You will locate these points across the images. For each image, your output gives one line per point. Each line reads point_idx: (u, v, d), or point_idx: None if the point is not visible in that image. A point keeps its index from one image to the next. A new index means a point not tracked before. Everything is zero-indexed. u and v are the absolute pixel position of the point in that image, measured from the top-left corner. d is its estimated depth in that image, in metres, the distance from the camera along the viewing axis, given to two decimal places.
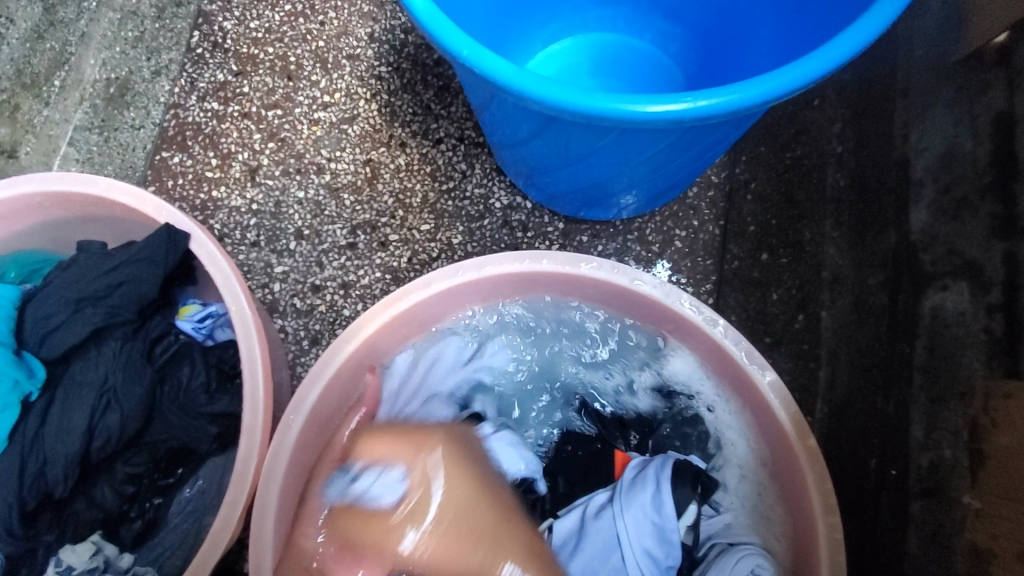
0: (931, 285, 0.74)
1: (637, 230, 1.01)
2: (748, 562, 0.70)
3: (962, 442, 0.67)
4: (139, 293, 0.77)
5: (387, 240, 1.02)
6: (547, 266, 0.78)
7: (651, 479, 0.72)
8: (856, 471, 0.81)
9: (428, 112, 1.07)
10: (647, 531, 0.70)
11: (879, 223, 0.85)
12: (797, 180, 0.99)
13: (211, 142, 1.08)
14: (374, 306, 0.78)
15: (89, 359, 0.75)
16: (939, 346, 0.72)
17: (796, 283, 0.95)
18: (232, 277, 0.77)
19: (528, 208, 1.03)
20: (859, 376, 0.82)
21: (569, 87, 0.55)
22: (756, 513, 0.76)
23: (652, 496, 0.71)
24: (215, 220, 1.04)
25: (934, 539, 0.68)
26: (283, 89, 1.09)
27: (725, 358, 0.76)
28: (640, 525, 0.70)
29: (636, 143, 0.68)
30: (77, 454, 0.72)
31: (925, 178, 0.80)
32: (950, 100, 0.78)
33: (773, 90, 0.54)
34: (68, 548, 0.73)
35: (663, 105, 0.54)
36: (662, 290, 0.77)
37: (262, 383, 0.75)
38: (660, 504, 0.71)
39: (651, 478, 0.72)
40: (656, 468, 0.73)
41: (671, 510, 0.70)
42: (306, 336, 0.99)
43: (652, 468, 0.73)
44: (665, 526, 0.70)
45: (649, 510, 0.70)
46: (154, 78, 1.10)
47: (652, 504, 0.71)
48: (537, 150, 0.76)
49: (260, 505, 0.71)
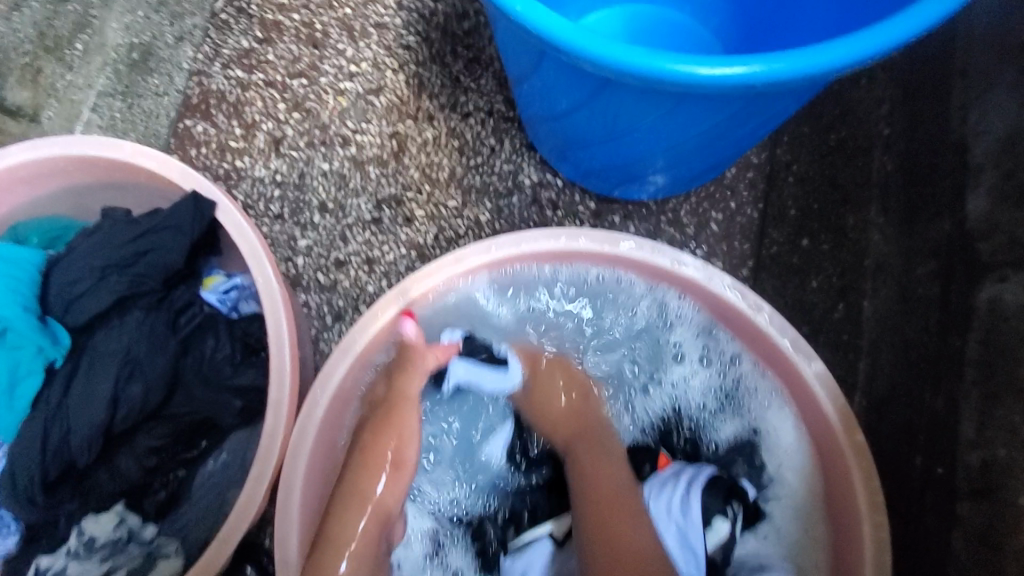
0: (989, 276, 0.70)
1: (671, 212, 0.97)
2: None
3: (1019, 441, 0.63)
4: (165, 262, 0.76)
5: (413, 216, 1.00)
6: (584, 245, 0.75)
7: (682, 483, 0.72)
8: (895, 467, 0.78)
9: (457, 84, 1.03)
10: (670, 532, 0.69)
11: (932, 210, 0.81)
12: (843, 162, 0.95)
13: (235, 111, 1.05)
14: (402, 283, 0.75)
15: (113, 329, 0.73)
16: (995, 339, 0.68)
17: (836, 270, 0.92)
18: (259, 248, 0.75)
19: (559, 186, 0.99)
20: (903, 369, 0.79)
21: (628, 47, 0.51)
22: (794, 541, 0.73)
23: (680, 497, 0.71)
24: (239, 191, 1.02)
25: (982, 540, 0.65)
26: (309, 57, 1.06)
27: (770, 347, 0.73)
28: (663, 527, 0.70)
29: (689, 116, 0.64)
30: (101, 424, 0.70)
31: (985, 162, 0.75)
32: (1011, 83, 0.74)
33: (846, 58, 0.51)
34: (91, 518, 0.74)
35: (729, 69, 0.50)
36: (705, 273, 0.74)
37: (289, 358, 0.73)
38: (688, 506, 0.70)
39: (683, 478, 0.72)
40: (689, 475, 0.73)
41: (696, 514, 0.69)
42: (329, 311, 0.98)
43: (687, 472, 0.74)
44: (688, 528, 0.69)
45: (674, 511, 0.70)
46: (177, 44, 1.08)
47: (680, 506, 0.70)
48: (580, 122, 0.72)
49: (286, 481, 0.70)
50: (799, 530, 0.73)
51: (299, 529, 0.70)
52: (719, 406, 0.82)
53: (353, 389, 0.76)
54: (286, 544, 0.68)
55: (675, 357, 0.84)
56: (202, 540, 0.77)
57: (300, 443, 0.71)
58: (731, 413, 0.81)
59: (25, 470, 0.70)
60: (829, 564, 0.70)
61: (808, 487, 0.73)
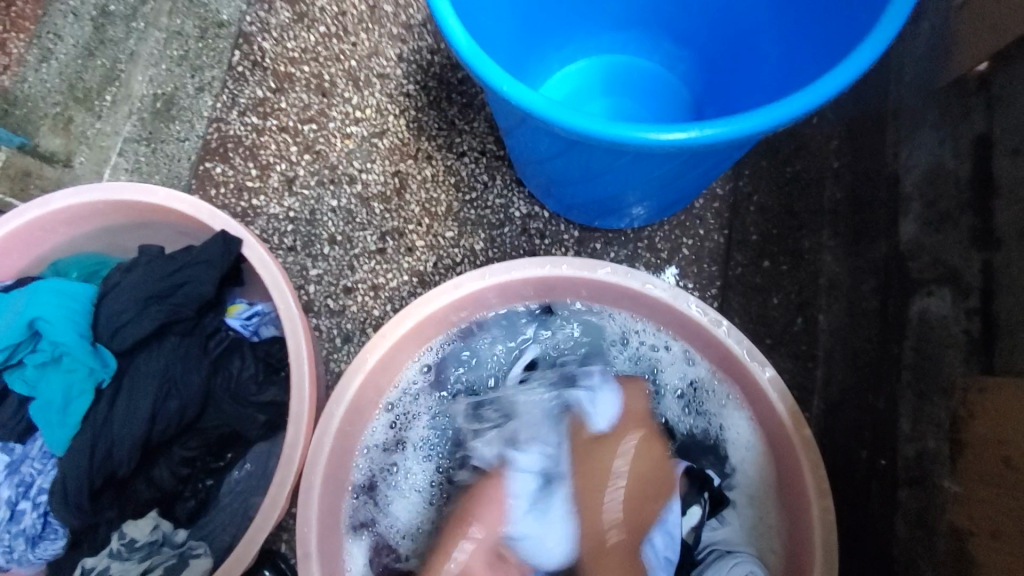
0: (918, 291, 0.81)
1: (647, 239, 1.08)
2: (744, 566, 0.76)
3: (944, 433, 0.73)
4: (199, 293, 0.85)
5: (414, 246, 1.10)
6: (566, 271, 0.86)
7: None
8: (847, 461, 0.88)
9: (453, 127, 1.15)
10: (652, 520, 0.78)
11: (872, 234, 0.93)
12: (797, 193, 1.05)
13: (251, 154, 1.16)
14: (407, 307, 0.85)
15: (151, 352, 0.83)
16: (925, 347, 0.79)
17: (795, 288, 1.02)
18: (280, 279, 0.85)
19: (545, 217, 1.10)
20: (853, 375, 0.89)
21: (592, 116, 0.62)
22: (753, 528, 0.83)
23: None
24: (255, 226, 1.13)
25: (918, 522, 0.75)
26: (318, 105, 1.18)
27: (730, 357, 0.83)
28: None
29: (649, 164, 0.75)
30: (143, 438, 0.79)
31: (913, 193, 0.86)
32: (936, 123, 0.85)
33: (769, 122, 0.62)
34: (129, 523, 0.82)
35: (674, 134, 0.61)
36: (670, 294, 0.85)
37: (308, 376, 0.82)
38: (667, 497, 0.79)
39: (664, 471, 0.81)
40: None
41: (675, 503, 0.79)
42: (338, 334, 1.07)
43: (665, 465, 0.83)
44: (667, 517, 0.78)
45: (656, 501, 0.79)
46: (198, 94, 1.19)
47: None
48: (560, 167, 0.83)
49: (307, 483, 0.79)
50: (757, 517, 0.83)
51: (318, 527, 0.79)
52: (685, 410, 0.90)
53: (364, 402, 0.86)
54: (307, 540, 0.77)
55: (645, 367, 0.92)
56: (229, 543, 0.85)
57: (318, 450, 0.80)
58: (696, 416, 0.90)
59: (74, 481, 0.78)
60: (783, 546, 0.80)
61: (764, 476, 0.83)
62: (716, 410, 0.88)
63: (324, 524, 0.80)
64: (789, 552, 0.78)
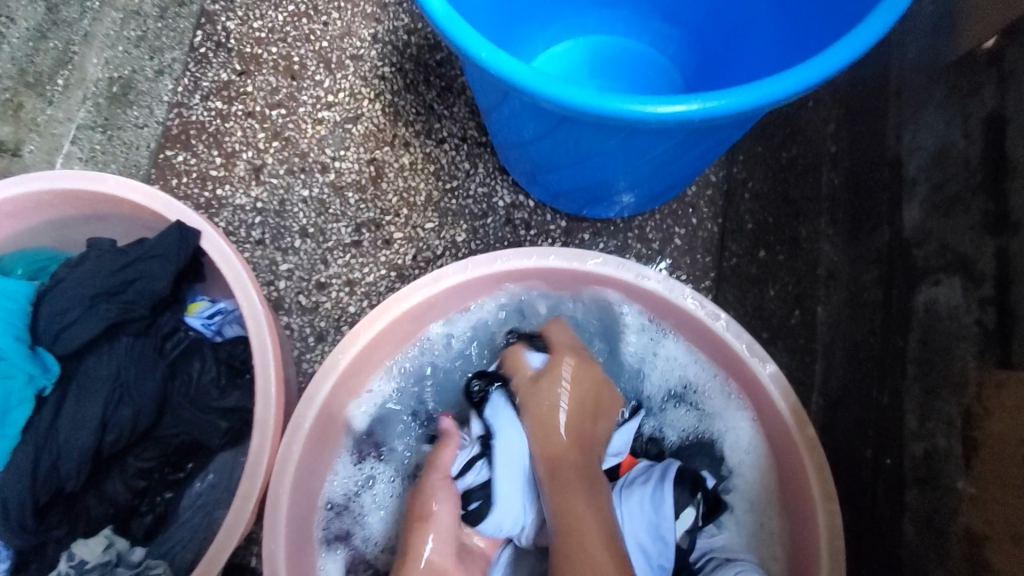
0: (924, 280, 0.77)
1: (637, 228, 1.03)
2: None
3: (956, 431, 0.69)
4: (152, 290, 0.78)
5: (392, 238, 1.04)
6: (554, 262, 0.80)
7: (653, 476, 0.75)
8: (850, 460, 0.84)
9: (431, 112, 1.08)
10: (642, 526, 0.73)
11: (874, 221, 0.88)
12: (794, 178, 1.02)
13: (215, 141, 1.09)
14: (382, 303, 0.79)
15: (101, 355, 0.76)
16: (933, 339, 0.74)
17: (791, 279, 0.98)
18: (243, 274, 0.78)
19: (530, 207, 1.05)
20: (854, 369, 0.85)
21: (581, 87, 0.57)
22: (752, 532, 0.78)
23: (651, 492, 0.74)
24: (220, 218, 1.05)
25: (928, 525, 0.70)
26: (287, 88, 1.10)
27: (726, 350, 0.79)
28: (636, 520, 0.73)
29: (644, 144, 0.69)
30: (91, 449, 0.73)
31: (918, 177, 0.82)
32: (942, 102, 0.81)
33: (774, 94, 0.56)
34: (79, 543, 0.74)
35: (673, 106, 0.56)
36: (665, 285, 0.79)
37: (274, 381, 0.75)
38: (659, 501, 0.73)
39: (655, 474, 0.75)
40: (660, 470, 0.76)
41: (667, 509, 0.72)
42: (311, 332, 1.01)
43: (659, 466, 0.77)
44: (659, 522, 0.72)
45: (646, 506, 0.73)
46: (157, 77, 1.12)
47: (652, 502, 0.73)
48: (544, 150, 0.77)
49: (273, 496, 0.73)
50: (757, 522, 0.78)
51: (286, 543, 0.72)
52: (682, 410, 0.85)
53: (337, 407, 0.80)
54: (275, 560, 0.71)
55: (637, 364, 0.87)
56: (191, 561, 0.79)
57: (286, 461, 0.74)
58: (694, 416, 0.84)
59: (15, 497, 0.71)
60: (785, 552, 0.76)
61: (765, 478, 0.79)
62: (714, 408, 0.83)
63: (293, 542, 0.74)
64: (794, 560, 0.74)
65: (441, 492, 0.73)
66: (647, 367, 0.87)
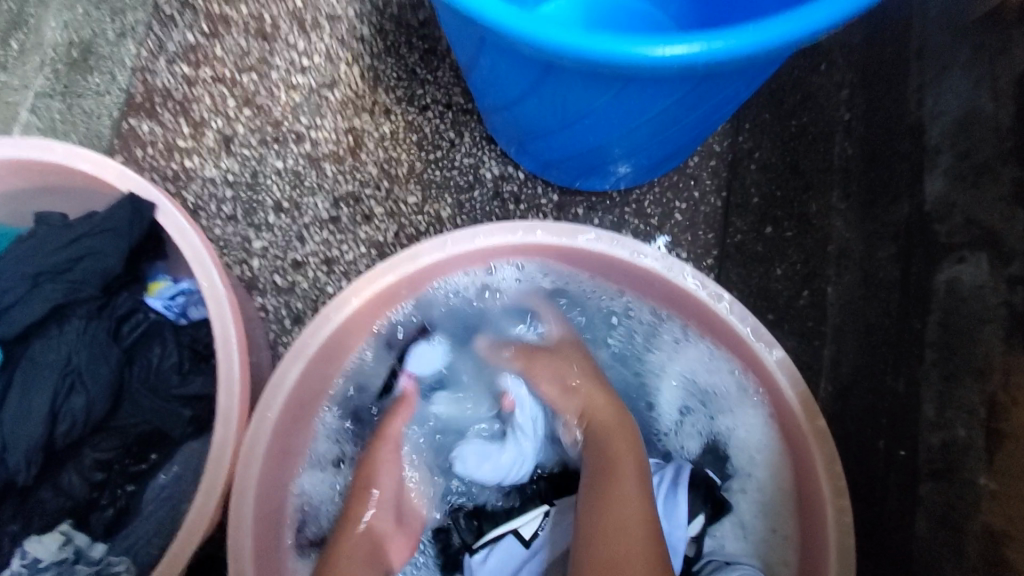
0: (946, 257, 0.70)
1: (635, 203, 0.96)
2: None
3: (978, 422, 0.63)
4: (103, 269, 0.72)
5: (372, 213, 0.97)
6: (541, 237, 0.74)
7: (667, 479, 0.71)
8: (859, 451, 0.78)
9: (414, 76, 1.01)
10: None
11: (891, 193, 0.81)
12: (803, 149, 0.94)
13: (182, 109, 1.01)
14: (357, 281, 0.73)
15: (50, 339, 0.70)
16: (954, 321, 0.68)
17: (800, 258, 0.91)
18: (203, 251, 0.72)
19: (520, 179, 0.98)
20: (866, 353, 0.79)
21: (568, 27, 0.49)
22: (756, 533, 0.73)
23: (665, 497, 0.69)
24: (189, 192, 0.98)
25: (944, 522, 0.65)
26: (259, 51, 1.02)
27: (730, 334, 0.72)
28: None
29: (638, 102, 0.61)
30: (41, 441, 0.67)
31: (940, 145, 0.75)
32: (966, 62, 0.73)
33: (789, 35, 0.49)
34: (33, 540, 0.70)
35: (673, 48, 0.49)
36: (663, 263, 0.73)
37: (237, 367, 0.69)
38: (673, 507, 0.68)
39: (667, 479, 0.71)
40: (673, 471, 0.72)
41: (681, 517, 0.68)
42: (287, 314, 0.94)
43: (670, 469, 0.72)
44: (670, 530, 0.68)
45: (658, 512, 0.68)
46: (120, 40, 1.03)
47: (663, 509, 0.68)
48: (529, 112, 0.69)
49: (239, 489, 0.67)
50: (763, 523, 0.73)
51: (253, 543, 0.66)
52: (687, 405, 0.80)
53: (307, 393, 0.74)
54: (240, 561, 0.65)
55: (640, 354, 0.82)
56: None
57: (252, 453, 0.68)
58: (701, 411, 0.79)
59: None
60: (798, 557, 0.69)
61: (772, 473, 0.73)
62: (722, 402, 0.77)
63: (261, 539, 0.68)
64: (804, 564, 0.68)
65: (385, 466, 0.73)
66: (651, 358, 0.82)
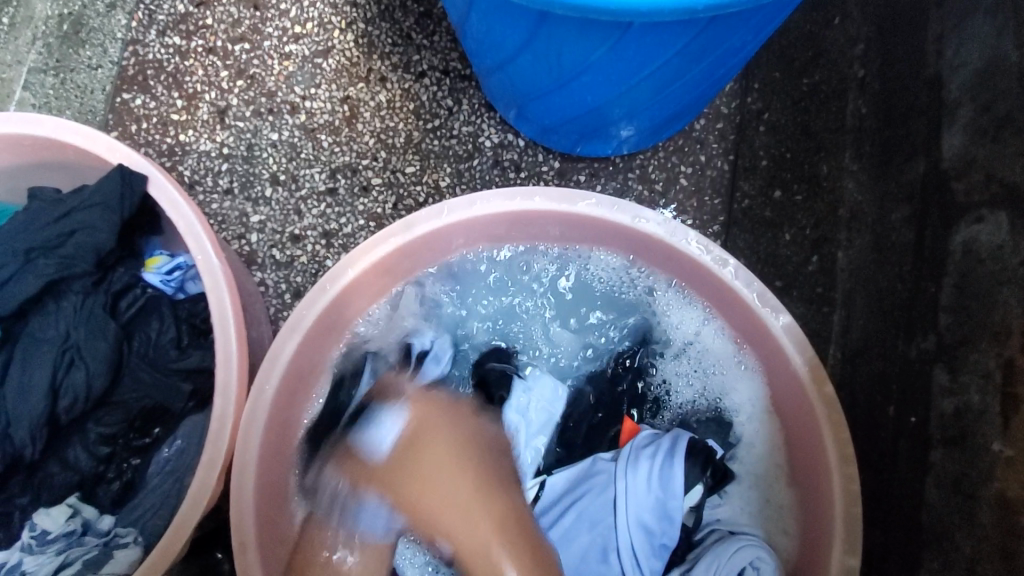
0: (964, 217, 0.67)
1: (639, 167, 0.94)
2: (748, 552, 0.64)
3: (994, 386, 0.60)
4: (95, 243, 0.71)
5: (370, 184, 0.95)
6: (539, 204, 0.72)
7: (663, 449, 0.68)
8: (870, 418, 0.76)
9: (409, 42, 0.98)
10: (648, 504, 0.66)
11: (906, 152, 0.77)
12: (816, 108, 0.91)
13: (174, 81, 0.99)
14: (353, 252, 0.71)
15: (49, 315, 0.70)
16: (972, 283, 0.65)
17: (811, 222, 0.89)
18: (196, 223, 0.71)
19: (520, 146, 0.95)
20: (878, 320, 0.76)
21: None
22: (759, 503, 0.72)
23: (661, 467, 0.67)
24: (185, 166, 0.97)
25: (956, 489, 0.63)
26: (250, 20, 1.00)
27: (736, 302, 0.71)
28: (641, 497, 0.66)
29: (637, 55, 0.58)
30: (44, 414, 0.67)
31: (961, 98, 0.71)
32: (993, 7, 0.69)
33: None
34: (42, 513, 0.70)
35: None
36: (667, 229, 0.71)
37: (234, 340, 0.69)
38: (668, 477, 0.66)
39: (664, 446, 0.68)
40: (669, 441, 0.69)
41: (677, 485, 0.66)
42: (287, 289, 0.93)
43: (666, 439, 0.70)
44: (667, 500, 0.66)
45: (654, 482, 0.66)
46: (109, 12, 1.01)
47: (659, 477, 0.67)
48: (524, 70, 0.66)
49: (240, 463, 0.67)
50: (764, 497, 0.72)
51: (256, 513, 0.67)
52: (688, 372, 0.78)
53: (306, 365, 0.74)
54: (244, 530, 0.66)
55: (642, 323, 0.80)
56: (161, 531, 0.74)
57: (252, 424, 0.68)
58: (702, 383, 0.77)
59: None
60: (799, 528, 0.69)
61: (772, 442, 0.73)
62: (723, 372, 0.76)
63: (263, 510, 0.68)
64: (806, 535, 0.67)
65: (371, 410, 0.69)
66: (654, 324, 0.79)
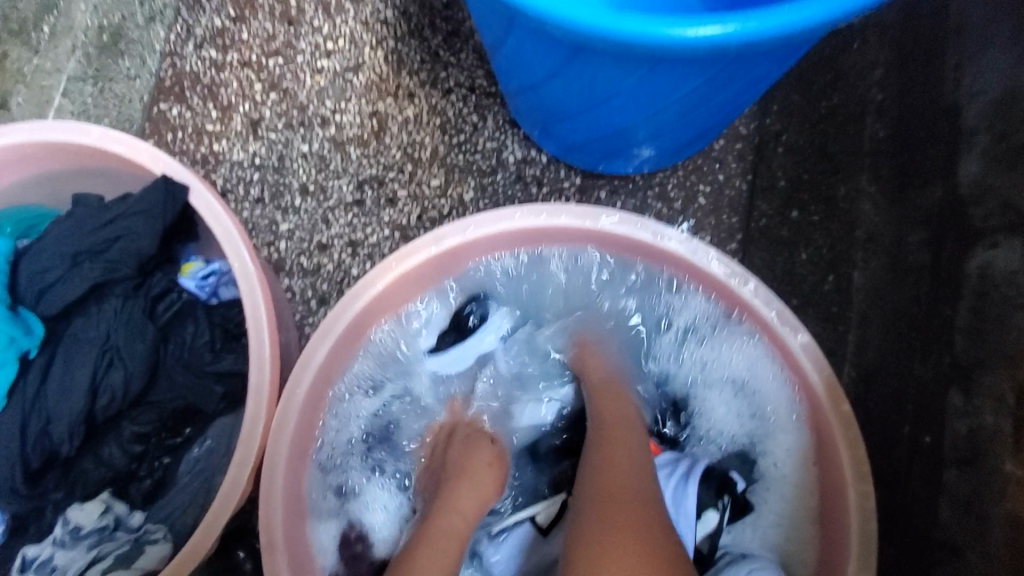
0: (978, 242, 0.69)
1: (659, 185, 0.97)
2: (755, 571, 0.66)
3: (1006, 408, 0.62)
4: (137, 248, 0.75)
5: (395, 196, 0.98)
6: (565, 221, 0.74)
7: (678, 472, 0.73)
8: (885, 435, 0.78)
9: (437, 59, 1.01)
10: None
11: (922, 176, 0.78)
12: (833, 131, 0.93)
13: (210, 93, 1.02)
14: (385, 262, 0.74)
15: (90, 317, 0.73)
16: (986, 306, 0.67)
17: (827, 242, 0.91)
18: (234, 231, 0.73)
19: (543, 162, 0.98)
20: (893, 340, 0.78)
21: (598, 9, 0.49)
22: (774, 531, 0.73)
23: (674, 487, 0.71)
24: (218, 174, 1.00)
25: (968, 508, 0.64)
26: (284, 35, 1.03)
27: (756, 320, 0.73)
28: None
29: (666, 82, 0.61)
30: (82, 413, 0.70)
31: (978, 126, 0.72)
32: (1007, 39, 0.70)
33: (824, 15, 0.49)
34: (75, 508, 0.72)
35: (704, 30, 0.48)
36: (687, 246, 0.73)
37: (267, 348, 0.71)
38: (681, 497, 0.70)
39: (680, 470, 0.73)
40: (687, 466, 0.73)
41: (689, 505, 0.70)
42: (313, 296, 0.96)
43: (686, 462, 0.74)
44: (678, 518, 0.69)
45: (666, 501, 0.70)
46: (148, 25, 1.03)
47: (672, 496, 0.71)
48: (556, 93, 0.69)
49: (270, 464, 0.69)
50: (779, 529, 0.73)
51: (284, 511, 0.69)
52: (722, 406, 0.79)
53: (335, 373, 0.76)
54: (272, 531, 0.67)
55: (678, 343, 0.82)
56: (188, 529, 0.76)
57: (284, 424, 0.70)
58: (731, 405, 0.79)
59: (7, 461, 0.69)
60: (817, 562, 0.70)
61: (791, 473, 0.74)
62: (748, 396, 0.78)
63: (290, 511, 0.70)
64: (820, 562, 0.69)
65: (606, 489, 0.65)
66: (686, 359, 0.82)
